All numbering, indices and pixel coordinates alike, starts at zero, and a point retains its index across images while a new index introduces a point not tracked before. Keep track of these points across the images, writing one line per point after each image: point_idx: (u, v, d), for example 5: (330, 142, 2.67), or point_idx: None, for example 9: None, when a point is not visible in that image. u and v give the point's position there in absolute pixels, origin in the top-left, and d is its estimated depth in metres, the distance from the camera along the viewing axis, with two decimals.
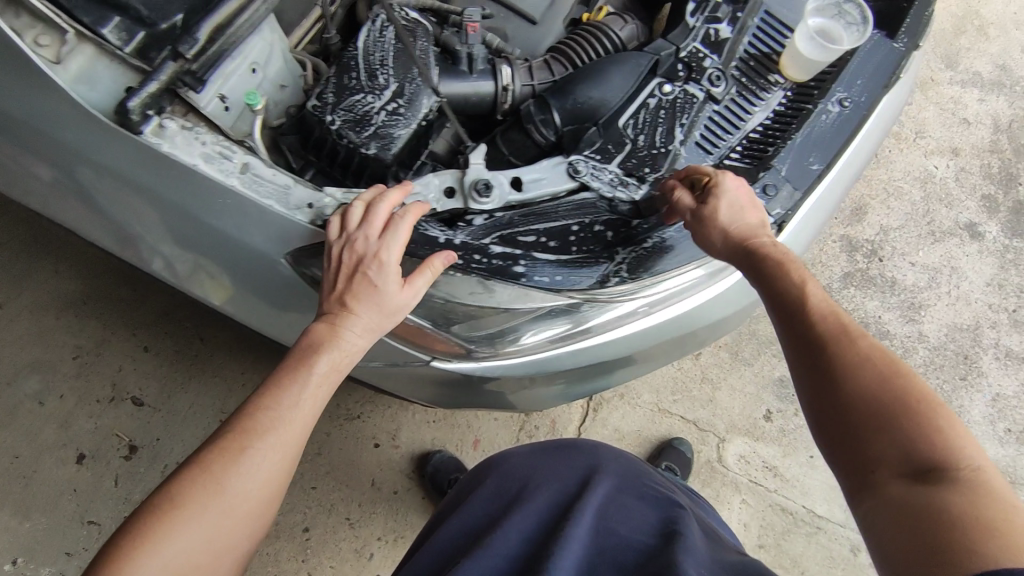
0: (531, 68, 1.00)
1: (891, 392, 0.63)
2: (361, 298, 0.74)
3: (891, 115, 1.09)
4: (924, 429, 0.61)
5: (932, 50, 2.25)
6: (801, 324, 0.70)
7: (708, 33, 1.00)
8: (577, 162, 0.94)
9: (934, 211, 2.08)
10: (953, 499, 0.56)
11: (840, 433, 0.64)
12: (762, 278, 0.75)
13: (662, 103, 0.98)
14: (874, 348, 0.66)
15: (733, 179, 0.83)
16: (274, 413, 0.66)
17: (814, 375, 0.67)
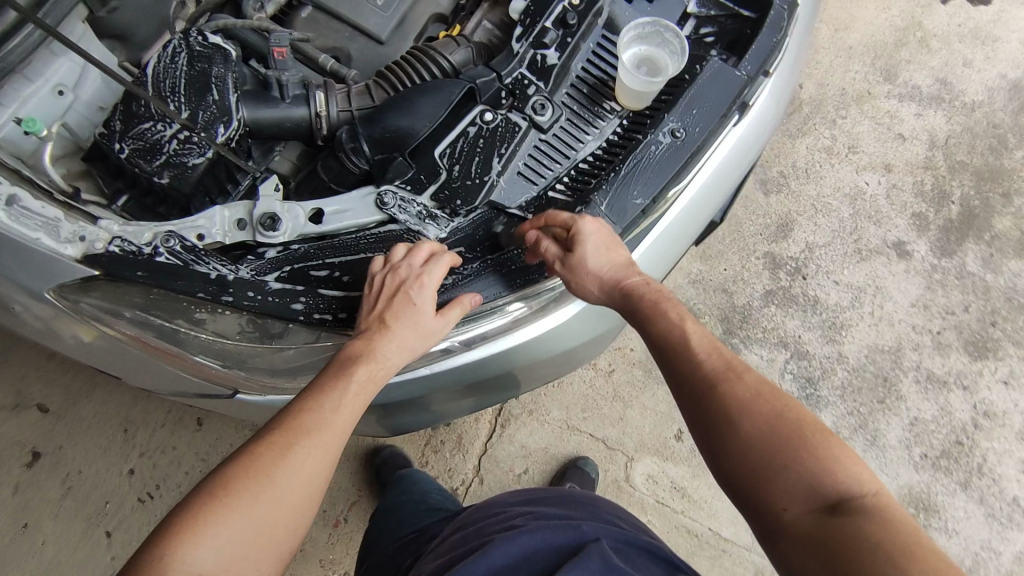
0: (349, 93, 0.98)
1: (783, 424, 0.67)
2: (395, 318, 0.81)
3: (741, 145, 1.05)
4: (820, 459, 0.64)
5: (870, 62, 2.20)
6: (687, 365, 0.74)
7: (535, 58, 0.97)
8: (385, 193, 0.90)
9: (862, 228, 2.03)
10: (862, 526, 0.59)
11: (737, 478, 0.67)
12: (642, 325, 0.80)
13: (482, 132, 0.94)
14: (759, 381, 0.71)
15: (591, 223, 0.85)
16: (323, 415, 0.72)
17: (705, 419, 0.71)
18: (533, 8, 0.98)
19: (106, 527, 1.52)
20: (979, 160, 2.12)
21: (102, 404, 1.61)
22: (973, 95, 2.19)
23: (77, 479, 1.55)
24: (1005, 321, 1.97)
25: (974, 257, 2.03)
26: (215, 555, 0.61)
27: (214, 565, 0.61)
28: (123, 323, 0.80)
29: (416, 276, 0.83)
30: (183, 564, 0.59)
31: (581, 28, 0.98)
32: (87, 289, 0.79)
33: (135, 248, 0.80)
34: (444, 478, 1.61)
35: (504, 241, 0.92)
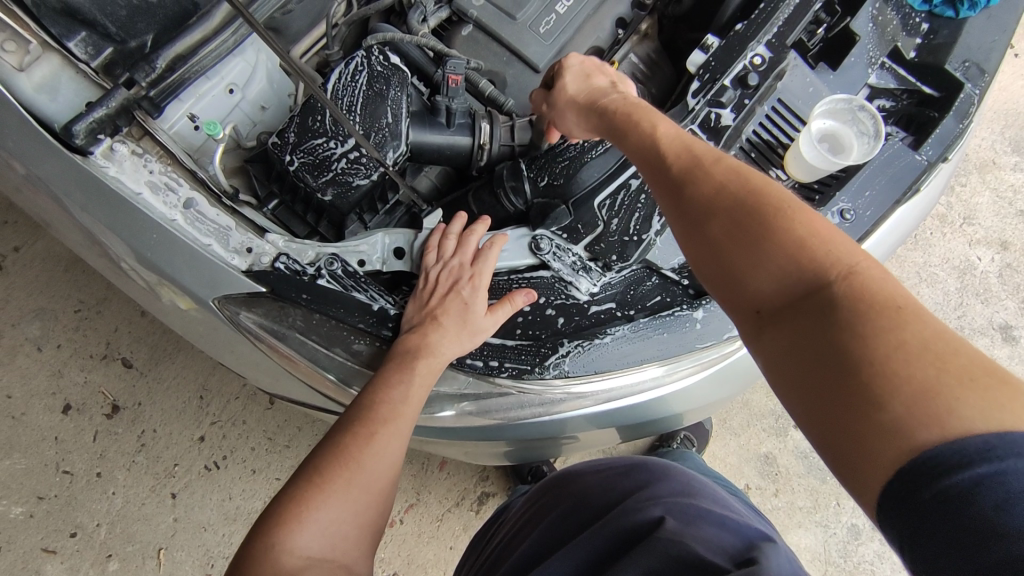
0: (512, 127, 0.97)
1: (751, 207, 0.56)
2: (454, 317, 0.80)
3: (902, 226, 1.00)
4: (793, 240, 0.53)
5: (1000, 130, 2.08)
6: (656, 175, 0.65)
7: (709, 116, 0.93)
8: (540, 238, 0.89)
9: (968, 305, 1.94)
10: (837, 314, 0.49)
11: (716, 277, 0.59)
12: (624, 143, 0.72)
13: (645, 186, 0.90)
14: (730, 167, 0.61)
15: (576, 55, 0.90)
16: (395, 405, 0.70)
17: (672, 216, 0.63)
18: (715, 63, 0.95)
19: (172, 489, 1.38)
20: None
21: (187, 366, 1.47)
22: None
23: (151, 439, 1.41)
24: None
25: None
26: (322, 540, 0.60)
27: (319, 548, 0.60)
28: (283, 344, 0.78)
29: (478, 273, 0.83)
30: (293, 552, 0.58)
31: (761, 92, 0.94)
32: (251, 304, 0.78)
33: (299, 268, 0.79)
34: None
35: (652, 303, 0.88)
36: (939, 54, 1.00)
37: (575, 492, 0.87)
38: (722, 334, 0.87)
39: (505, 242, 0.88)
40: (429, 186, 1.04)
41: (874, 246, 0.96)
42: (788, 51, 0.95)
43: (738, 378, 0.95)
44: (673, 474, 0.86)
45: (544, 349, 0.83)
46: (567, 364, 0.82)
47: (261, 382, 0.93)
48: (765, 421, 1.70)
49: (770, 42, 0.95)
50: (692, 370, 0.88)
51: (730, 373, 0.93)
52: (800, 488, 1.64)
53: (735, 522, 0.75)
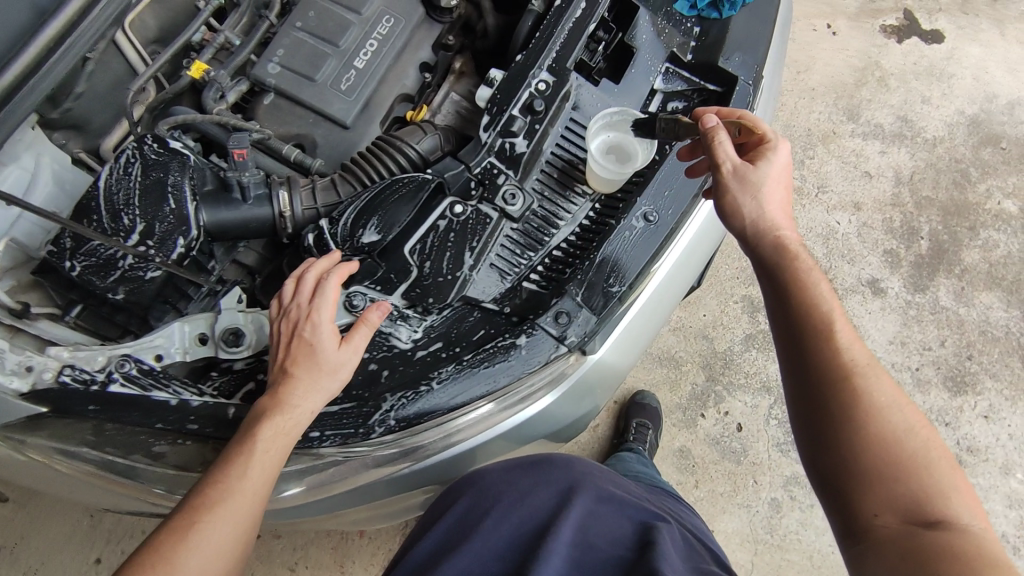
0: (314, 189, 0.94)
1: (903, 437, 0.69)
2: (307, 363, 0.78)
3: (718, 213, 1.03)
4: (928, 483, 0.67)
5: (833, 102, 2.24)
6: (826, 352, 0.72)
7: (504, 146, 0.95)
8: (353, 294, 0.87)
9: (837, 267, 2.04)
10: (952, 542, 0.63)
11: (841, 471, 0.70)
12: (777, 290, 0.77)
13: (452, 225, 0.92)
14: (894, 387, 0.71)
15: (787, 150, 0.85)
16: (233, 481, 0.68)
17: (833, 406, 0.71)
18: (500, 95, 0.96)
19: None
20: (945, 195, 2.14)
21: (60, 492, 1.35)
22: (934, 131, 2.22)
23: None
24: (980, 354, 1.97)
25: (946, 292, 2.04)
26: None
27: None
28: (77, 460, 0.75)
29: (309, 308, 0.80)
30: None
31: (550, 113, 0.96)
32: (34, 428, 0.72)
33: (87, 377, 0.75)
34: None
35: (476, 337, 0.88)
36: (712, 51, 1.05)
37: (473, 488, 0.87)
38: (547, 355, 0.87)
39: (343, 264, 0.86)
40: (255, 256, 0.99)
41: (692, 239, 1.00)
42: (569, 73, 0.99)
43: (593, 390, 0.95)
44: (565, 470, 0.92)
45: (367, 408, 0.82)
46: (391, 419, 0.81)
47: (93, 502, 0.88)
48: (673, 415, 1.74)
49: (550, 66, 0.98)
50: (531, 392, 0.87)
51: (580, 388, 0.92)
52: (718, 475, 1.68)
53: (631, 505, 0.90)
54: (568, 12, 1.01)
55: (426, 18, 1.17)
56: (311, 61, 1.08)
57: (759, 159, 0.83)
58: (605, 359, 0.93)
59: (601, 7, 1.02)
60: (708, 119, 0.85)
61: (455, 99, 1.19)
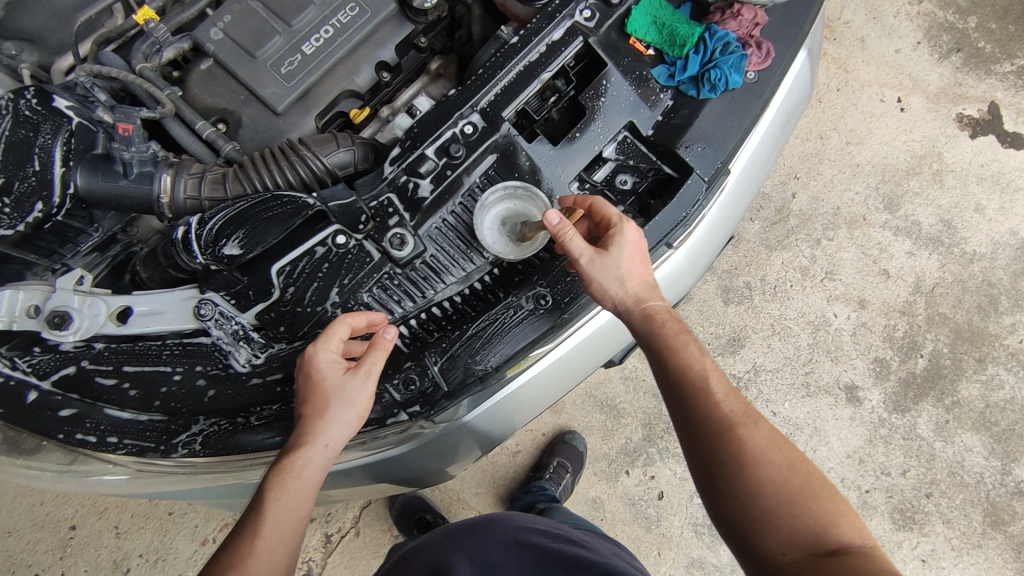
0: (203, 180, 0.89)
1: (791, 474, 0.72)
2: (316, 398, 0.77)
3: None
4: (824, 516, 0.69)
5: (875, 185, 2.05)
6: (705, 407, 0.76)
7: (406, 185, 0.88)
8: (203, 303, 0.83)
9: (817, 362, 1.91)
10: (858, 567, 0.64)
11: (741, 520, 0.71)
12: (656, 355, 0.81)
13: (329, 255, 0.86)
14: (770, 428, 0.75)
15: (634, 228, 0.86)
16: (253, 521, 0.70)
17: (716, 455, 0.74)
18: (417, 130, 0.89)
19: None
20: (963, 317, 1.96)
21: None
22: (975, 246, 2.02)
23: None
24: (941, 495, 1.83)
25: (927, 420, 1.88)
26: None
27: None
28: None
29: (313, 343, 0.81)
30: None
31: (468, 161, 0.88)
32: None
33: None
34: (322, 523, 1.54)
35: None
36: (672, 134, 0.95)
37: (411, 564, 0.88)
38: (385, 418, 0.85)
39: (381, 319, 0.85)
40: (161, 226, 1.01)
41: (589, 335, 0.92)
42: (503, 123, 0.90)
43: (458, 451, 0.92)
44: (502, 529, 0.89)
45: (175, 427, 0.80)
46: (199, 445, 0.80)
47: None
48: (596, 465, 1.64)
49: (484, 109, 0.90)
50: (374, 443, 0.87)
51: (435, 449, 0.89)
52: (622, 535, 1.58)
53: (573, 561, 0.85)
54: (522, 54, 0.92)
55: (397, 14, 1.08)
56: (258, 35, 1.02)
57: (609, 244, 0.84)
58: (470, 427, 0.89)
59: (561, 57, 0.92)
60: (547, 219, 0.81)
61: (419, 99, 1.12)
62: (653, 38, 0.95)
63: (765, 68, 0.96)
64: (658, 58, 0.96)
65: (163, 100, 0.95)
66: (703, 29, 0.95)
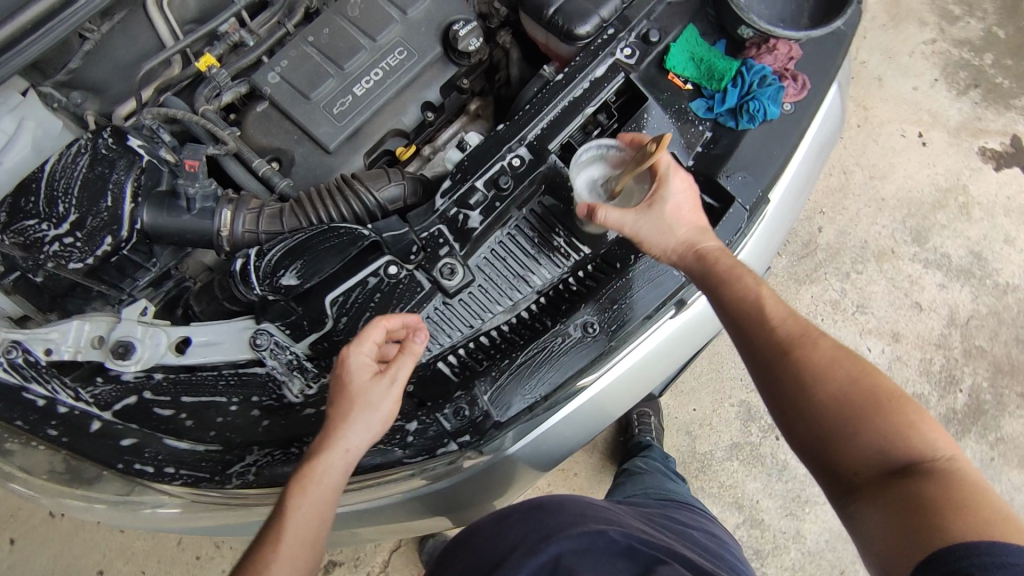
0: (261, 214, 0.92)
1: (855, 388, 0.71)
2: (342, 404, 0.75)
3: (681, 343, 0.95)
4: (891, 425, 0.68)
5: (902, 219, 2.05)
6: (762, 330, 0.78)
7: (456, 217, 0.90)
8: (259, 334, 0.85)
9: None
10: (929, 487, 0.64)
11: (809, 439, 0.72)
12: (712, 290, 0.83)
13: (381, 284, 0.88)
14: (835, 344, 0.75)
15: (679, 178, 0.88)
16: (285, 518, 0.69)
17: (778, 371, 0.75)
18: (467, 162, 0.91)
19: (9, 535, 1.45)
20: (1001, 350, 1.93)
21: None
22: (1008, 277, 2.01)
23: None
24: None
25: (971, 456, 1.83)
26: None
27: None
28: None
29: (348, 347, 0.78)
30: None
31: (516, 193, 0.91)
32: None
33: None
34: (350, 567, 1.47)
35: None
36: (712, 165, 0.96)
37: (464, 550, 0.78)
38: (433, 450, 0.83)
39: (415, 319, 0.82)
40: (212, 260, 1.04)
41: (637, 364, 0.91)
42: (550, 155, 0.92)
43: (501, 484, 0.89)
44: (563, 513, 0.77)
45: (229, 457, 0.80)
46: (251, 475, 0.79)
47: None
48: None
49: (531, 142, 0.92)
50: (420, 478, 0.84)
51: (480, 481, 0.86)
52: None
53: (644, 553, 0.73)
54: (566, 90, 0.95)
55: (442, 57, 1.12)
56: (311, 78, 1.06)
57: (654, 199, 0.87)
58: (518, 458, 0.86)
59: (604, 93, 0.95)
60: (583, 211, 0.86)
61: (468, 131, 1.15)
62: (691, 73, 0.98)
63: (801, 100, 0.98)
64: (696, 92, 0.99)
65: (225, 140, 0.99)
66: (740, 63, 0.98)
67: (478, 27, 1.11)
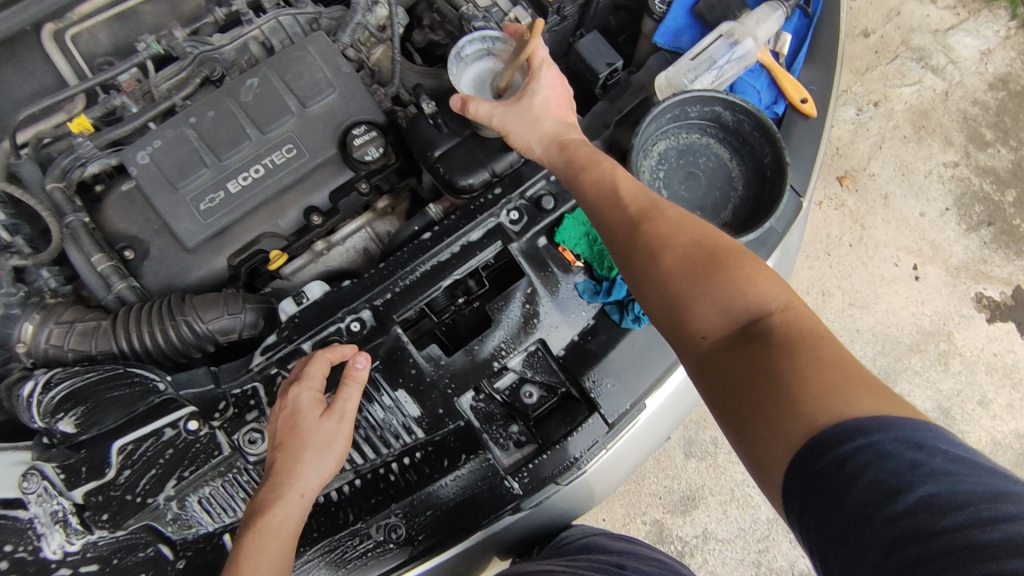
0: (69, 330, 0.84)
1: (698, 249, 0.64)
2: (293, 442, 0.72)
3: (516, 541, 0.87)
4: (734, 282, 0.62)
5: (873, 354, 1.76)
6: (614, 213, 0.71)
7: (275, 379, 0.81)
8: (28, 474, 0.76)
9: (773, 540, 1.54)
10: (772, 351, 0.57)
11: (660, 317, 0.65)
12: (575, 184, 0.76)
13: (177, 440, 0.79)
14: (681, 213, 0.69)
15: (552, 75, 0.83)
16: (242, 565, 0.65)
17: (628, 260, 0.68)
18: (299, 320, 0.82)
19: None
20: None
21: None
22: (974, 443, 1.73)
23: None
24: None
25: None
26: None
27: None
28: None
29: (294, 383, 0.76)
30: None
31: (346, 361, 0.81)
32: None
33: None
34: None
35: None
36: (581, 362, 0.85)
37: None
38: None
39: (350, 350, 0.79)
40: None
41: (449, 572, 0.82)
42: (394, 326, 0.83)
43: None
44: None
45: None
46: None
47: None
48: None
49: (377, 306, 0.83)
50: None
51: None
52: None
53: None
54: (431, 252, 0.84)
55: (337, 159, 1.01)
56: (181, 167, 0.96)
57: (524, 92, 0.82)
58: None
59: (474, 260, 0.84)
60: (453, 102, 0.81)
61: (367, 234, 1.08)
62: (583, 251, 0.87)
63: None
64: (586, 271, 0.87)
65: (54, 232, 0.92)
66: None
67: (379, 136, 1.00)
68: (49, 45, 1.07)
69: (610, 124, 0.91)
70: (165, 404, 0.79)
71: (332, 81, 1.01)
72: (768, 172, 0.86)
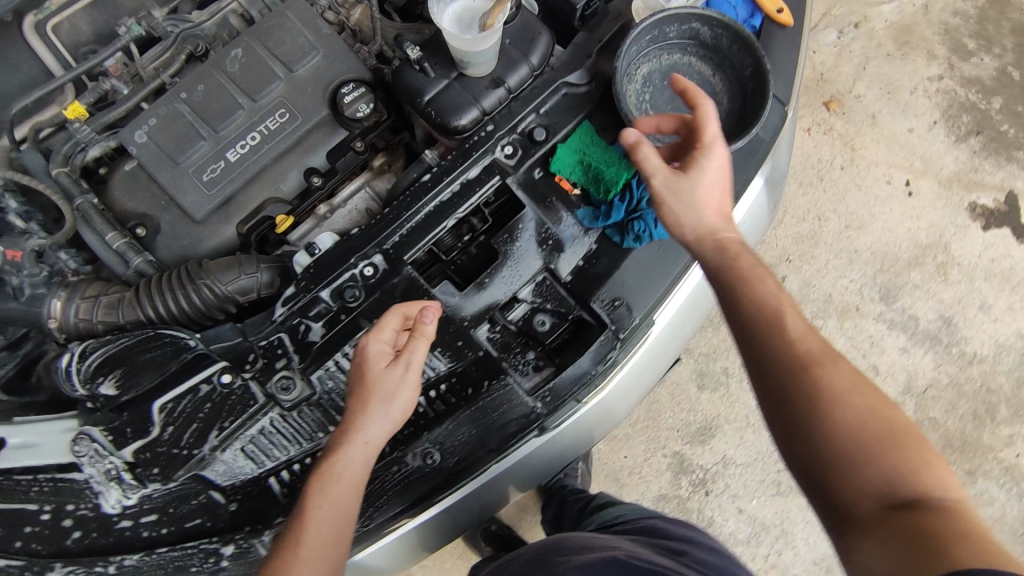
0: (97, 303, 0.88)
1: (879, 412, 0.65)
2: (362, 390, 0.76)
3: (545, 461, 0.92)
4: (911, 462, 0.62)
5: (872, 274, 1.78)
6: (777, 334, 0.70)
7: (299, 327, 0.85)
8: (79, 438, 0.81)
9: None
10: (930, 525, 0.58)
11: (807, 447, 0.65)
12: (723, 292, 0.76)
13: (213, 394, 0.83)
14: (851, 372, 0.68)
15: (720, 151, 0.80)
16: (313, 511, 0.71)
17: (784, 380, 0.68)
18: (313, 270, 0.85)
19: None
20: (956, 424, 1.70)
21: None
22: (978, 346, 1.76)
23: None
24: None
25: None
26: None
27: None
28: None
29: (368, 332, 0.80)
30: None
31: (366, 305, 0.85)
32: None
33: None
34: None
35: (188, 526, 0.81)
36: (586, 285, 0.88)
37: None
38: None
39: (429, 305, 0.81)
40: None
41: (482, 492, 0.89)
42: (405, 267, 0.86)
43: None
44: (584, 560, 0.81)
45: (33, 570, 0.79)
46: None
47: None
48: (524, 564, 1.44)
49: (387, 250, 0.86)
50: None
51: None
52: None
53: None
54: (431, 194, 0.87)
55: (330, 120, 1.03)
56: (179, 142, 0.98)
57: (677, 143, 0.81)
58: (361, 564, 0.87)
59: (474, 198, 0.87)
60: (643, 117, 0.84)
61: (368, 195, 1.07)
62: (579, 178, 0.90)
63: None
64: (584, 198, 0.90)
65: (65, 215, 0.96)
66: (631, 174, 0.88)
67: (368, 92, 1.02)
68: (34, 40, 1.09)
69: (592, 53, 0.92)
70: (199, 359, 0.84)
71: (314, 44, 1.02)
72: (750, 85, 0.89)
